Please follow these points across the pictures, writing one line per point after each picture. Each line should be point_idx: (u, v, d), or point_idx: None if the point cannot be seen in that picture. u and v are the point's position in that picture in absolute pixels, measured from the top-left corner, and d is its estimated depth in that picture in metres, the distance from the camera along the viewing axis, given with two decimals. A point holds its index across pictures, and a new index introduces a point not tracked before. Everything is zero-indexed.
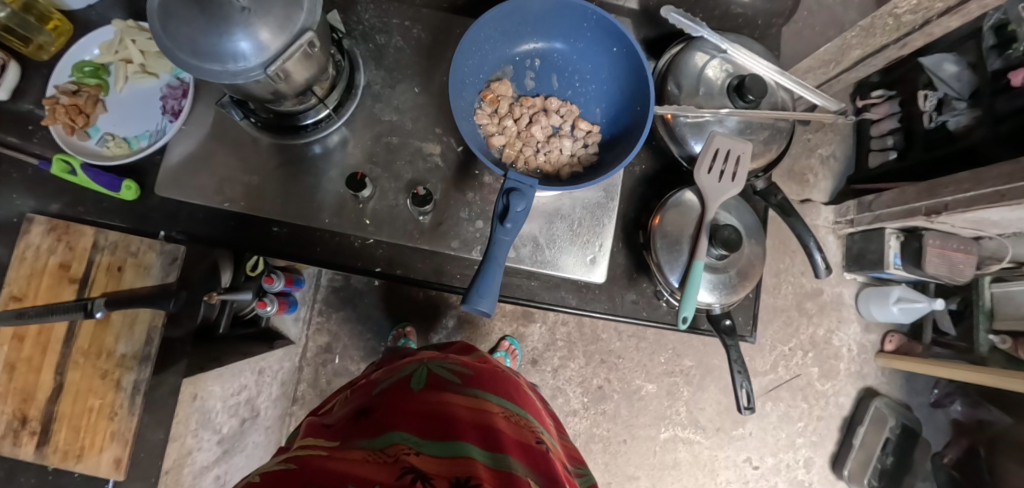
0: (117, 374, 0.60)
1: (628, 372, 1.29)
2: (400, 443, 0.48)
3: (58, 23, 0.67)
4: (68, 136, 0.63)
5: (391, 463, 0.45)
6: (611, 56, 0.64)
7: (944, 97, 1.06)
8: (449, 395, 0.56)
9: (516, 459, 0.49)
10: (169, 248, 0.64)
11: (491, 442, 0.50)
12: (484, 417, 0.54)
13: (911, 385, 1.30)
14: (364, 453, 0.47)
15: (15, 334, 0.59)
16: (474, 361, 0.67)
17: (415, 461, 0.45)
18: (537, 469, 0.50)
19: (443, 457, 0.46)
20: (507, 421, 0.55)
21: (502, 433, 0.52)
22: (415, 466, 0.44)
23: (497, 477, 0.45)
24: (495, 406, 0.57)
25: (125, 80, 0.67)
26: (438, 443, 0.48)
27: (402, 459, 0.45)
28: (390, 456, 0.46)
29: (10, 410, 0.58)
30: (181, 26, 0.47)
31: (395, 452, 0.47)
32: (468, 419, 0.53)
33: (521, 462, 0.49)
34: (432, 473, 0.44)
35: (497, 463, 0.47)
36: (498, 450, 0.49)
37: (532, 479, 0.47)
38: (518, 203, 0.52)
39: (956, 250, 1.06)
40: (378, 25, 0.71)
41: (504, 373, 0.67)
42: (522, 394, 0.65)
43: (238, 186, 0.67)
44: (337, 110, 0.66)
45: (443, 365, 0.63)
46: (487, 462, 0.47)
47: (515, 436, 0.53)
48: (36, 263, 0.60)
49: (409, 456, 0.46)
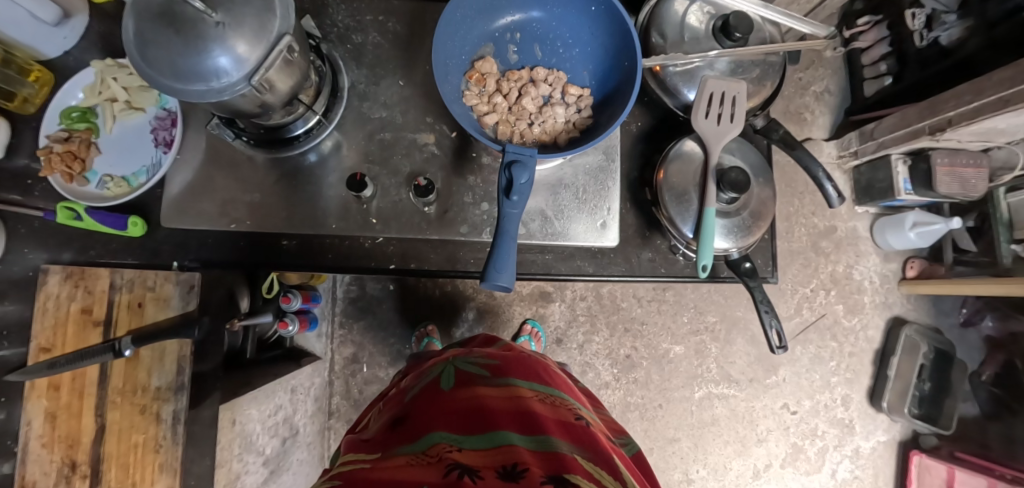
0: (155, 407, 0.61)
1: (654, 337, 1.29)
2: (440, 443, 0.48)
3: (39, 74, 0.67)
4: (68, 184, 0.64)
5: (435, 463, 0.45)
6: (590, 16, 0.63)
7: (932, 12, 1.03)
8: (480, 389, 0.56)
9: (558, 437, 0.49)
10: (184, 276, 0.66)
11: (530, 426, 0.50)
12: (520, 403, 0.54)
13: (939, 308, 1.29)
14: (407, 458, 0.47)
15: (50, 384, 0.59)
16: (499, 351, 0.67)
17: (457, 457, 0.45)
18: (580, 443, 0.50)
19: (485, 449, 0.46)
20: (543, 403, 0.55)
21: (541, 415, 0.52)
22: (459, 461, 0.44)
23: (543, 457, 0.45)
24: (528, 391, 0.57)
25: (113, 119, 0.67)
26: (478, 438, 0.48)
27: (445, 457, 0.45)
28: (433, 457, 0.46)
29: (59, 458, 0.58)
30: (158, 51, 0.47)
31: (437, 452, 0.47)
32: (502, 408, 0.53)
33: (564, 440, 0.49)
34: (477, 465, 0.44)
35: (541, 444, 0.47)
36: (540, 433, 0.49)
37: (578, 454, 0.47)
38: (521, 174, 0.52)
39: (966, 165, 1.04)
40: (353, 25, 0.70)
41: (531, 358, 0.67)
42: (552, 374, 0.65)
43: (241, 205, 0.67)
44: (326, 115, 0.66)
45: (469, 360, 0.63)
46: (529, 445, 0.47)
47: (553, 416, 0.53)
48: (59, 312, 0.60)
49: (451, 453, 0.46)
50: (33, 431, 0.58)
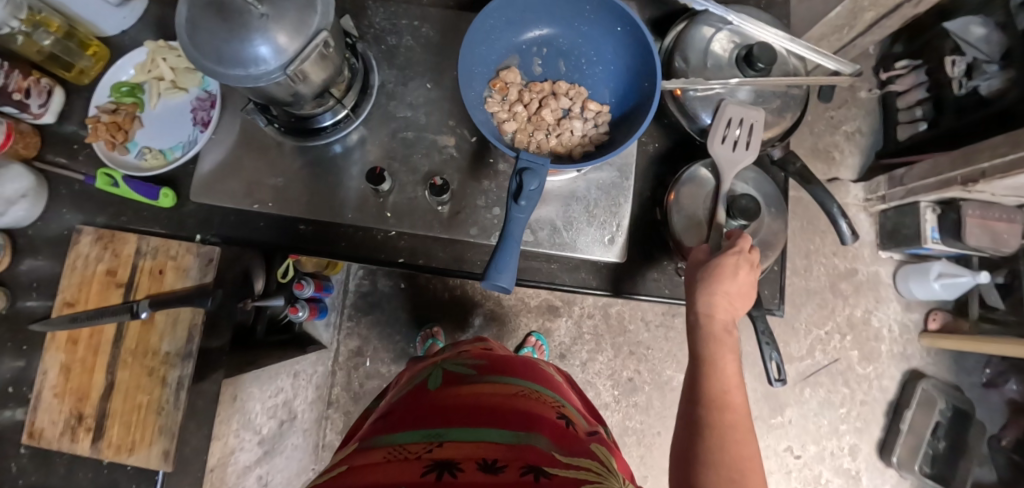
0: (162, 371, 0.64)
1: (659, 362, 1.28)
2: (422, 439, 0.48)
3: (96, 49, 0.72)
4: (110, 152, 0.68)
5: (415, 459, 0.45)
6: (616, 36, 0.65)
7: (973, 61, 1.04)
8: (466, 388, 0.56)
9: (537, 431, 0.49)
10: (204, 250, 0.67)
11: (511, 419, 0.50)
12: (504, 398, 0.54)
13: (961, 365, 1.24)
14: (388, 454, 0.47)
15: (69, 337, 0.65)
16: (486, 353, 0.68)
17: (437, 453, 0.45)
18: (560, 437, 0.50)
19: (466, 442, 0.47)
20: (525, 397, 0.55)
21: (522, 409, 0.52)
22: (438, 457, 0.44)
23: (522, 451, 0.45)
24: (511, 387, 0.57)
25: (158, 96, 0.71)
26: (459, 430, 0.48)
27: (425, 454, 0.45)
28: (413, 453, 0.46)
29: (68, 410, 0.63)
30: (206, 36, 0.51)
31: (418, 448, 0.46)
32: (484, 402, 0.53)
33: (544, 433, 0.49)
34: (457, 459, 0.44)
35: (519, 437, 0.47)
36: (521, 429, 0.49)
37: (556, 448, 0.47)
38: (532, 181, 0.53)
39: (997, 219, 1.02)
40: (388, 27, 0.73)
41: (518, 358, 0.68)
42: (539, 372, 0.65)
43: (267, 188, 0.69)
44: (354, 110, 0.69)
45: (458, 362, 0.64)
46: (509, 439, 0.47)
47: (534, 408, 0.53)
48: (86, 271, 0.66)
49: (431, 450, 0.46)
50: (48, 381, 0.64)
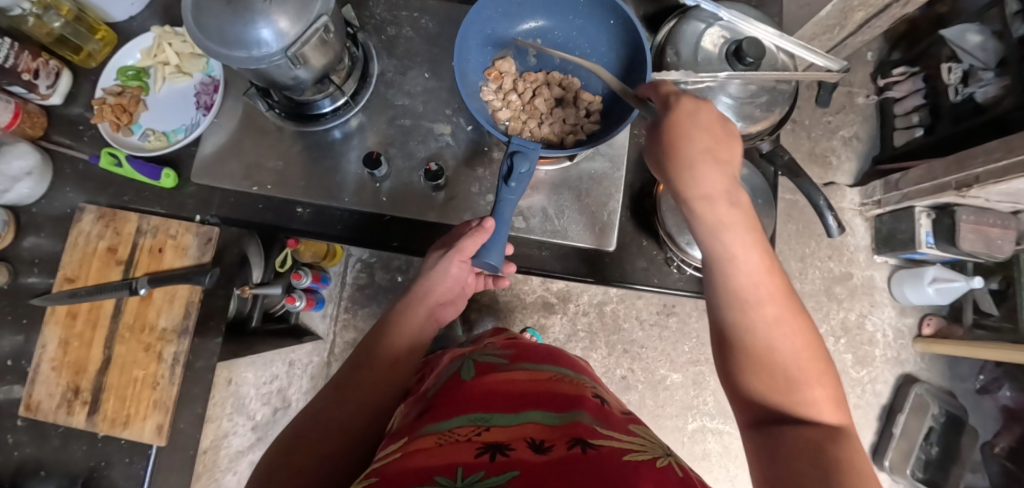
0: (158, 346, 0.65)
1: (653, 361, 1.29)
2: (467, 424, 0.44)
3: (104, 33, 0.74)
4: (115, 132, 0.70)
5: (465, 442, 0.40)
6: (608, 30, 0.66)
7: (969, 68, 1.05)
8: (503, 377, 0.53)
9: (583, 410, 0.46)
10: (203, 229, 0.68)
11: (554, 404, 0.47)
12: (543, 385, 0.51)
13: (955, 371, 1.25)
14: (435, 438, 0.42)
15: (68, 312, 0.66)
16: (513, 345, 0.65)
17: (487, 435, 0.41)
18: (604, 415, 0.47)
19: (513, 425, 0.43)
20: (562, 382, 0.53)
21: (562, 394, 0.49)
22: (489, 439, 0.40)
23: (572, 428, 0.42)
24: (546, 374, 0.54)
25: (163, 80, 0.73)
26: (504, 415, 0.45)
27: (475, 436, 0.41)
28: (461, 436, 0.42)
29: (65, 382, 0.65)
30: (211, 19, 0.53)
31: (464, 432, 0.42)
32: (522, 388, 0.50)
33: (588, 412, 0.46)
34: (508, 441, 0.40)
35: (565, 417, 0.44)
36: (563, 409, 0.46)
37: (602, 424, 0.44)
38: (522, 164, 0.54)
39: (991, 225, 1.04)
40: (389, 18, 0.75)
41: (544, 348, 0.65)
42: (567, 361, 0.63)
43: (266, 171, 0.70)
44: (354, 97, 0.71)
45: (486, 354, 0.62)
46: (556, 420, 0.43)
47: (572, 391, 0.50)
48: (87, 247, 0.67)
49: (480, 433, 0.42)
50: (47, 354, 0.65)
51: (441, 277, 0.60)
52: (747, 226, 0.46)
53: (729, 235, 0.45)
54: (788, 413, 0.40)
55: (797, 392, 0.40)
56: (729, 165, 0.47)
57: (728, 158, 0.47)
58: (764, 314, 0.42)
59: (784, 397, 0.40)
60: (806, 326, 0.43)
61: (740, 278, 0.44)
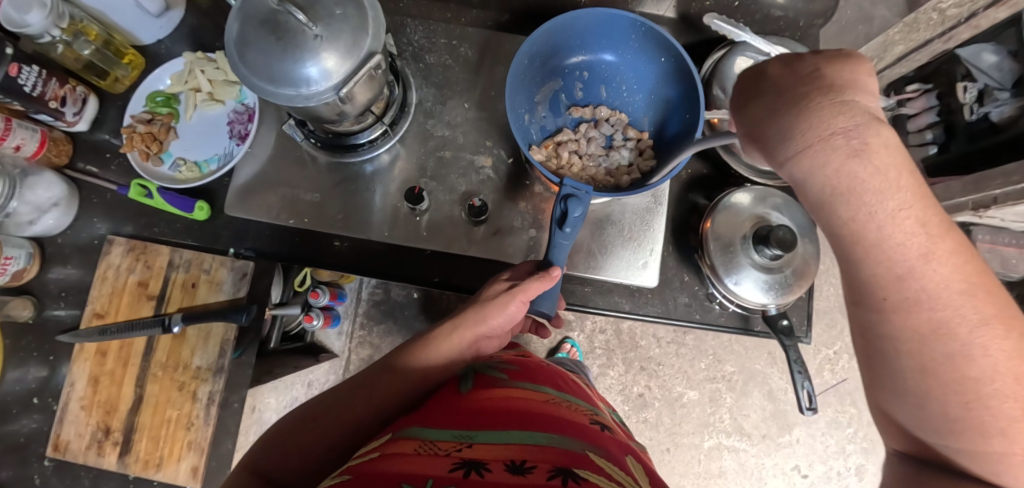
0: (193, 385, 0.63)
1: (669, 379, 1.28)
2: (449, 436, 0.40)
3: (132, 57, 0.72)
4: (144, 162, 0.68)
5: (441, 456, 0.37)
6: (659, 66, 0.65)
7: None
8: (501, 387, 0.49)
9: (574, 435, 0.41)
10: (239, 264, 0.66)
11: (545, 424, 0.42)
12: (539, 404, 0.46)
13: None
14: (414, 446, 0.39)
15: (97, 349, 0.64)
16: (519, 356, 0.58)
17: (467, 453, 0.38)
18: (597, 445, 0.42)
19: (497, 443, 0.39)
20: (561, 405, 0.47)
21: (556, 414, 0.45)
22: (467, 457, 0.37)
23: (557, 454, 0.38)
24: (546, 394, 0.49)
25: (194, 107, 0.71)
26: (490, 431, 0.41)
27: (452, 452, 0.38)
28: (440, 449, 0.38)
29: (95, 422, 0.63)
30: (258, 54, 0.51)
31: (444, 445, 0.39)
32: (517, 405, 0.45)
33: (582, 439, 0.41)
34: (485, 459, 0.37)
35: (556, 441, 0.40)
36: (554, 430, 0.41)
37: (593, 452, 0.40)
38: (576, 208, 0.53)
39: (1008, 244, 1.05)
40: (427, 46, 0.73)
41: (548, 366, 0.59)
42: (569, 383, 0.57)
43: (304, 204, 0.69)
44: (393, 127, 0.69)
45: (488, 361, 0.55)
46: (540, 441, 0.39)
47: (571, 415, 0.45)
48: (118, 282, 0.65)
49: (460, 449, 0.38)
50: (75, 393, 0.63)
51: (494, 310, 0.53)
52: (896, 177, 0.32)
53: (870, 210, 0.32)
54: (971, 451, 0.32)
55: (973, 413, 0.31)
56: (848, 97, 0.34)
57: (844, 83, 0.33)
58: (925, 296, 0.32)
59: (971, 442, 0.32)
60: (1014, 327, 0.32)
61: (878, 266, 0.33)
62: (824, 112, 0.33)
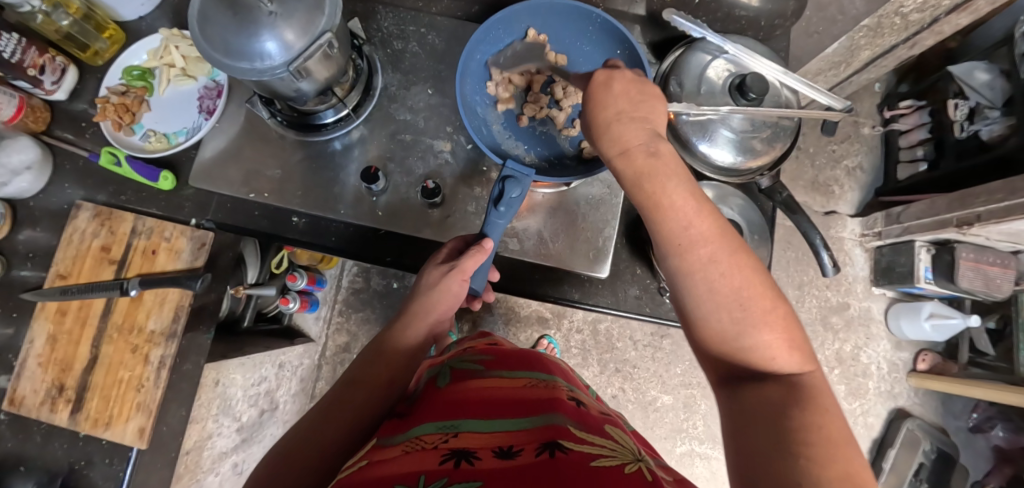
0: (146, 349, 0.65)
1: (644, 382, 1.28)
2: (434, 432, 0.42)
3: (112, 32, 0.75)
4: (116, 131, 0.70)
5: (430, 450, 0.39)
6: (615, 59, 0.68)
7: (975, 106, 1.04)
8: (480, 381, 0.51)
9: (558, 412, 0.44)
10: (197, 234, 0.68)
11: (523, 409, 0.45)
12: (515, 390, 0.48)
13: (948, 407, 1.24)
14: (400, 448, 0.41)
15: (58, 309, 0.66)
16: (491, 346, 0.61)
17: (454, 444, 0.40)
18: (582, 420, 0.44)
19: (482, 432, 0.42)
20: (536, 387, 0.49)
21: (533, 397, 0.47)
22: (455, 447, 0.39)
23: (539, 432, 0.40)
24: (522, 379, 0.51)
25: (167, 82, 0.73)
26: (473, 421, 0.43)
27: (440, 445, 0.40)
28: (427, 444, 0.40)
29: (50, 379, 0.64)
30: (216, 28, 0.53)
31: (431, 440, 0.41)
32: (494, 394, 0.48)
33: (566, 415, 0.43)
34: (473, 447, 0.39)
35: (537, 421, 0.42)
36: (535, 412, 0.44)
37: (575, 424, 0.42)
38: (513, 189, 0.54)
39: (991, 264, 1.02)
40: (396, 32, 0.75)
41: (524, 352, 0.61)
42: (546, 363, 0.59)
43: (265, 178, 0.71)
44: (356, 110, 0.71)
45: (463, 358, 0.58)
46: (524, 425, 0.42)
47: (550, 395, 0.47)
48: (82, 245, 0.67)
49: (447, 441, 0.40)
50: (34, 350, 0.65)
51: (442, 294, 0.56)
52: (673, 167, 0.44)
53: (651, 179, 0.43)
54: (743, 352, 0.39)
55: (740, 329, 0.39)
56: (651, 119, 0.46)
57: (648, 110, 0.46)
58: (700, 256, 0.41)
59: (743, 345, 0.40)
60: (751, 264, 0.41)
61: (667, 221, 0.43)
62: (620, 119, 0.46)
